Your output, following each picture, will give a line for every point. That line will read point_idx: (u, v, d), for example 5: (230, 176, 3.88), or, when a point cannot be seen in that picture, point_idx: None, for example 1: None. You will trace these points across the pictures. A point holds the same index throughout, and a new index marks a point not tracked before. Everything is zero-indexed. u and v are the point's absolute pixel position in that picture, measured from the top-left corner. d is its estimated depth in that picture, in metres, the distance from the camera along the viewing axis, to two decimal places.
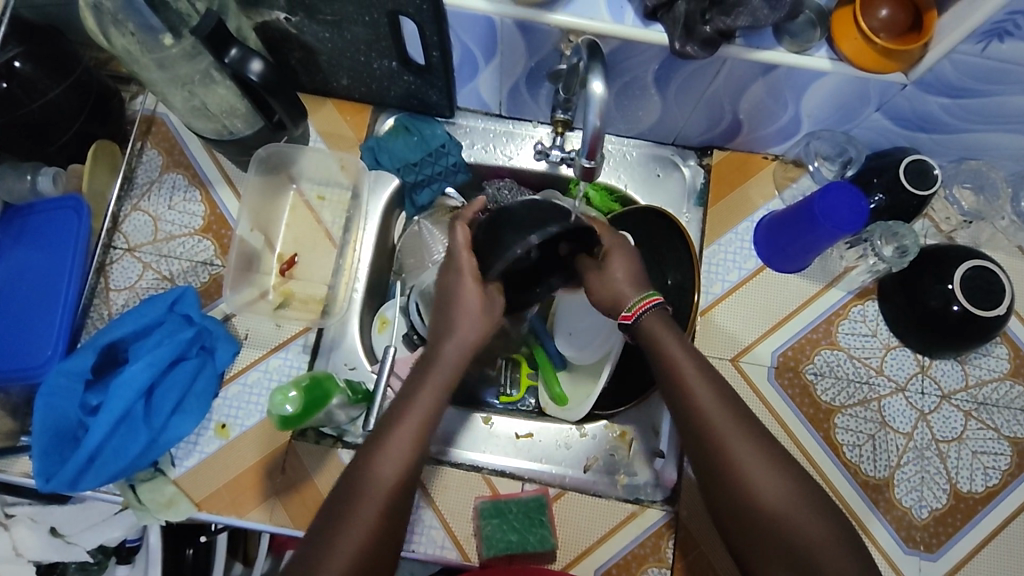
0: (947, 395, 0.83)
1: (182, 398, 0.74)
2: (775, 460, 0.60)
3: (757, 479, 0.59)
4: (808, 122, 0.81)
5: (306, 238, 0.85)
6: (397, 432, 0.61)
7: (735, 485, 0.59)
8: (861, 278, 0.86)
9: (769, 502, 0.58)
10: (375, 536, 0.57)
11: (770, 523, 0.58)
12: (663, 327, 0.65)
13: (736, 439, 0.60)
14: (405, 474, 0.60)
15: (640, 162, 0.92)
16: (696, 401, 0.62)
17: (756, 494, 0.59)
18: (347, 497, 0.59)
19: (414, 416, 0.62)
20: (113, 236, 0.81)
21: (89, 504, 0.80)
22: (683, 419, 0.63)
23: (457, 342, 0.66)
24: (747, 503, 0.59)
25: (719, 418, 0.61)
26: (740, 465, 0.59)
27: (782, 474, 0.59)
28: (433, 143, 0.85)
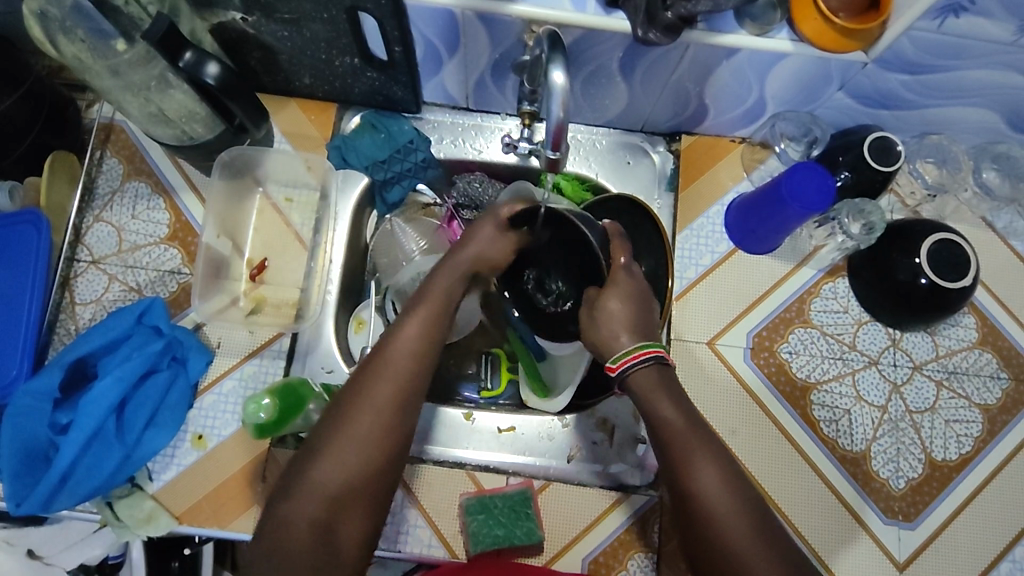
0: (918, 365, 0.84)
1: (154, 412, 0.73)
2: (761, 518, 0.55)
3: (738, 538, 0.53)
4: (773, 105, 0.82)
5: (276, 242, 0.84)
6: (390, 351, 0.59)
7: (713, 545, 0.54)
8: (830, 256, 0.87)
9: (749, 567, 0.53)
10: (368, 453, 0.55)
11: (724, 548, 0.54)
12: (656, 381, 0.60)
13: (716, 498, 0.55)
14: (406, 392, 0.57)
15: (610, 150, 0.91)
16: (676, 441, 0.57)
17: (736, 555, 0.53)
18: (339, 419, 0.56)
19: (411, 334, 0.60)
20: (76, 249, 0.79)
21: (66, 524, 0.78)
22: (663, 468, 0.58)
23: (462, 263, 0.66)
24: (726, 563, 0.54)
25: (686, 442, 0.57)
26: (721, 527, 0.54)
27: (768, 538, 0.54)
28: (400, 139, 0.84)
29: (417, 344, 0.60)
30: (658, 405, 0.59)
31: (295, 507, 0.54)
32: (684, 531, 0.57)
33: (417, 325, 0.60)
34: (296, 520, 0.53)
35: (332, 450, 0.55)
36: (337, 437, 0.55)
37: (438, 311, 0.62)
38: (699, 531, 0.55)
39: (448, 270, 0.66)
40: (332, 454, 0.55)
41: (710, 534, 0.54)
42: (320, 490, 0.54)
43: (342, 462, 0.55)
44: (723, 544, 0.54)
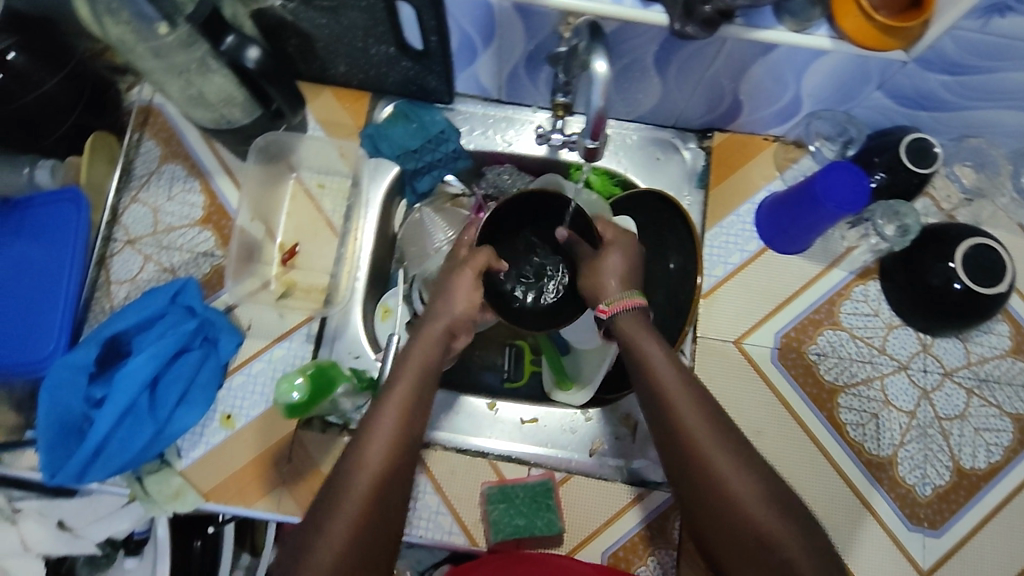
0: (949, 372, 0.83)
1: (186, 389, 0.74)
2: (764, 474, 0.57)
3: (718, 465, 0.57)
4: (809, 103, 0.81)
5: (307, 228, 0.85)
6: (367, 449, 0.57)
7: (720, 503, 0.56)
8: (862, 258, 0.86)
9: (756, 523, 0.55)
10: (352, 554, 0.54)
11: (708, 478, 0.57)
12: (637, 322, 0.65)
13: (720, 456, 0.57)
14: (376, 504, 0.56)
15: (641, 145, 0.91)
16: (658, 376, 0.61)
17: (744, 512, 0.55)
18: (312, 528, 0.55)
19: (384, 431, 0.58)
20: (113, 228, 0.81)
21: (96, 497, 0.80)
22: (664, 434, 0.60)
23: (450, 320, 0.66)
24: (735, 519, 0.56)
25: (666, 377, 0.61)
26: (727, 484, 0.56)
27: (771, 491, 0.56)
28: (432, 129, 0.84)
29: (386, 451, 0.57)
30: (658, 369, 0.61)
31: None
32: (691, 493, 0.59)
33: (391, 421, 0.59)
34: None
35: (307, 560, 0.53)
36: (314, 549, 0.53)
37: (411, 405, 0.60)
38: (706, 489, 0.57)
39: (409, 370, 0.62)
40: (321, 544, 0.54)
41: (717, 493, 0.56)
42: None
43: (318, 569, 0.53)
44: (731, 501, 0.56)
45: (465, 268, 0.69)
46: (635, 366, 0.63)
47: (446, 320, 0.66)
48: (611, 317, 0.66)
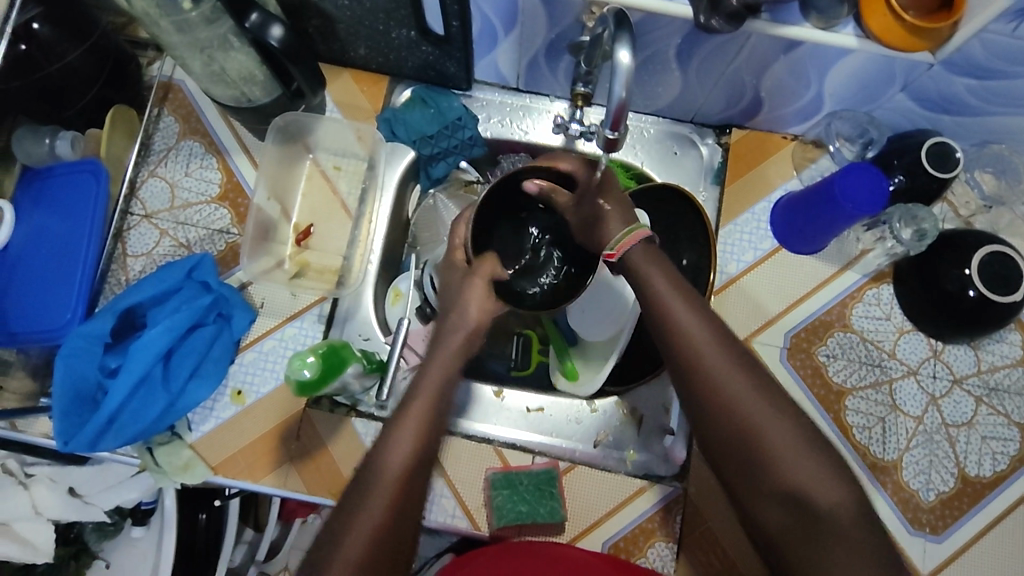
0: (958, 379, 0.83)
1: (198, 363, 0.75)
2: (791, 409, 0.54)
3: (742, 397, 0.54)
4: (830, 102, 0.80)
5: (321, 208, 0.85)
6: (384, 467, 0.56)
7: (735, 433, 0.54)
8: (877, 262, 0.85)
9: (773, 451, 0.52)
10: (375, 555, 0.52)
11: (733, 411, 0.54)
12: (648, 260, 0.62)
13: (733, 381, 0.55)
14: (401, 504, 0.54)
15: (657, 139, 0.91)
16: (673, 313, 0.58)
17: (763, 440, 0.53)
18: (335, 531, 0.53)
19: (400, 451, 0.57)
20: (130, 202, 0.81)
21: (107, 466, 0.82)
22: (676, 366, 0.57)
23: (469, 330, 0.68)
24: (751, 447, 0.53)
25: (682, 311, 0.58)
26: (741, 411, 0.54)
27: (786, 415, 0.54)
28: (450, 115, 0.84)
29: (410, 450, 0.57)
30: (669, 299, 0.59)
31: None
32: (707, 432, 0.56)
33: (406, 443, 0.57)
34: None
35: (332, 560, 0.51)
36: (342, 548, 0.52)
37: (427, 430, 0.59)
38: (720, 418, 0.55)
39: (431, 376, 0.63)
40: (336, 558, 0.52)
41: (735, 420, 0.54)
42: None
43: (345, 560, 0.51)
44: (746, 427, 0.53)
45: (476, 278, 0.72)
46: (648, 303, 0.60)
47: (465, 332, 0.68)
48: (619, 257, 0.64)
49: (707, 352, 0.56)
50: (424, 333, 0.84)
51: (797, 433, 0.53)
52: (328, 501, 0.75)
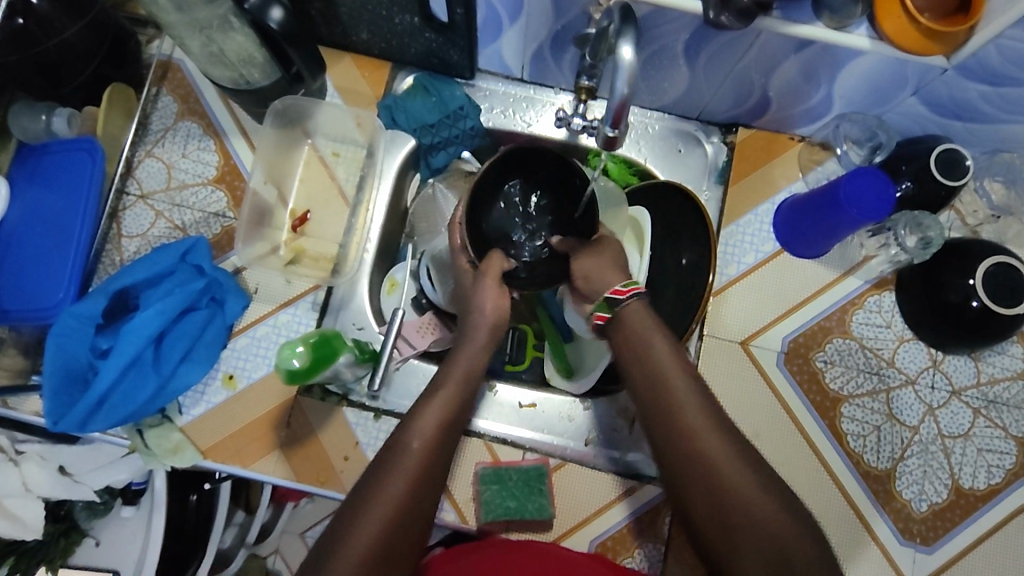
0: (957, 391, 0.82)
1: (190, 347, 0.75)
2: (743, 446, 0.59)
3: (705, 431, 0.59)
4: (839, 104, 0.79)
5: (318, 195, 0.84)
6: (385, 479, 0.58)
7: (708, 476, 0.58)
8: (879, 268, 0.84)
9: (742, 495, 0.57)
10: (387, 540, 0.56)
11: (696, 443, 0.59)
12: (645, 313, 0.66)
13: (709, 427, 0.60)
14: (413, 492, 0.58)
15: (662, 135, 0.89)
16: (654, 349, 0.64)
17: (733, 487, 0.57)
18: (351, 516, 0.57)
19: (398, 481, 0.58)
20: (127, 181, 0.81)
21: (98, 445, 0.82)
22: (654, 403, 0.62)
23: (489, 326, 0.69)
24: (721, 490, 0.57)
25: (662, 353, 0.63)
26: (713, 456, 0.58)
27: (755, 465, 0.58)
28: (451, 105, 0.83)
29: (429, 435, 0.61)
30: (655, 347, 0.64)
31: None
32: (675, 460, 0.60)
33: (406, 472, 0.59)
34: None
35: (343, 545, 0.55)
36: (358, 526, 0.56)
37: (429, 458, 0.60)
38: (695, 462, 0.59)
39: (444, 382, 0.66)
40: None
41: (708, 464, 0.58)
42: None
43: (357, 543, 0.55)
44: (717, 471, 0.58)
45: (488, 278, 0.69)
46: (631, 343, 0.65)
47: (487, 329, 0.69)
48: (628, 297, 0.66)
49: (681, 389, 0.61)
50: (420, 324, 0.83)
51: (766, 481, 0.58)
52: (316, 489, 0.75)
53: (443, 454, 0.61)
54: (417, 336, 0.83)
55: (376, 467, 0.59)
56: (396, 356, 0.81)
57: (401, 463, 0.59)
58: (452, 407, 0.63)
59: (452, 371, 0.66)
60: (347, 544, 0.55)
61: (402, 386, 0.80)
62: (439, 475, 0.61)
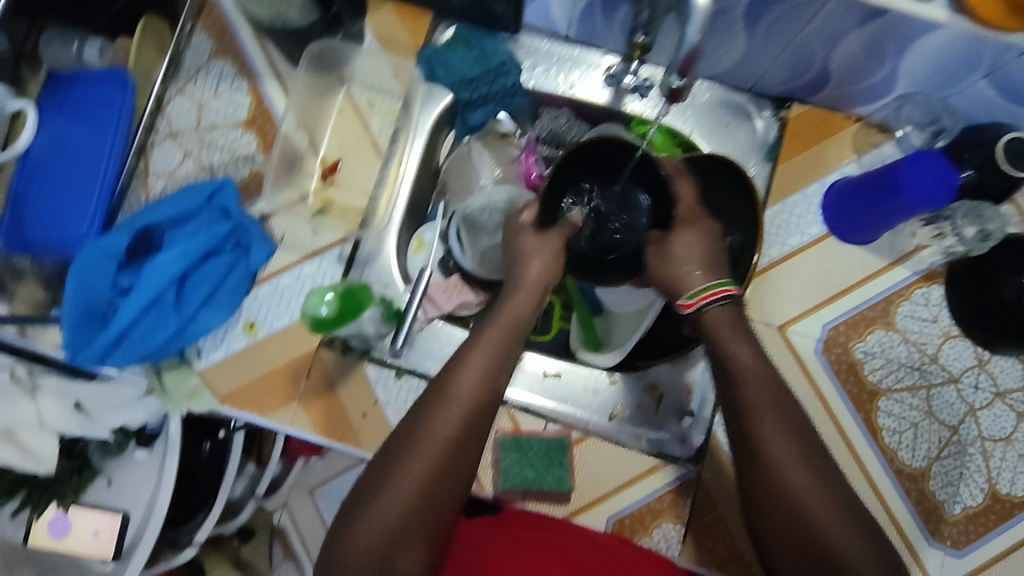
0: (1001, 393, 0.78)
1: (212, 291, 0.73)
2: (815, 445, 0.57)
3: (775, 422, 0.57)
4: (903, 82, 0.74)
5: (351, 144, 0.82)
6: (424, 447, 0.57)
7: (769, 470, 0.56)
8: (930, 259, 0.80)
9: (800, 498, 0.55)
10: (422, 505, 0.56)
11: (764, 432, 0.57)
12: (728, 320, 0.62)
13: (772, 420, 0.58)
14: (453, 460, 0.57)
15: (711, 106, 0.85)
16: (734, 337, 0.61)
17: (792, 489, 0.56)
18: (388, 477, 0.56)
19: (436, 433, 0.57)
20: (156, 119, 0.78)
21: (114, 385, 0.81)
22: (728, 384, 0.60)
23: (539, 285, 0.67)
24: (779, 488, 0.56)
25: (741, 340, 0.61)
26: (777, 452, 0.56)
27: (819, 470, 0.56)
28: (493, 59, 0.80)
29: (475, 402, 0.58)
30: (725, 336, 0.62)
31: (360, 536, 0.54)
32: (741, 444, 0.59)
33: (444, 425, 0.57)
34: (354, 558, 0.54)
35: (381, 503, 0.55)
36: (391, 488, 0.55)
37: (471, 411, 0.58)
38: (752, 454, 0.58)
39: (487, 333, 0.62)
40: (361, 529, 0.55)
41: (771, 462, 0.57)
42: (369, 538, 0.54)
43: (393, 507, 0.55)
44: (775, 469, 0.56)
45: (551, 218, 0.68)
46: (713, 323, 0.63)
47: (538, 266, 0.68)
48: (693, 311, 0.64)
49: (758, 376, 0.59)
50: (447, 285, 0.81)
51: (825, 487, 0.56)
52: (333, 443, 0.74)
53: (486, 404, 0.59)
54: (444, 297, 0.81)
55: (414, 418, 0.58)
56: (422, 316, 0.79)
57: (441, 414, 0.58)
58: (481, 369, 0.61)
59: (503, 316, 0.64)
60: (382, 505, 0.55)
61: (425, 346, 0.78)
62: (483, 426, 0.59)
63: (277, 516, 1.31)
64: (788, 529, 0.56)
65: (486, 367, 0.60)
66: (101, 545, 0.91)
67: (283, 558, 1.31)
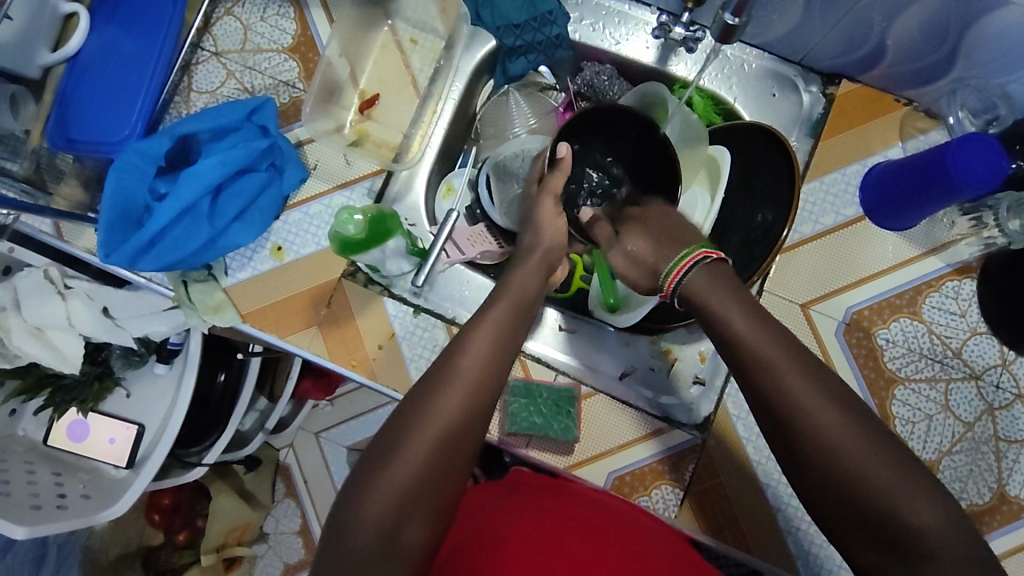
0: (1023, 395, 0.76)
1: (245, 207, 0.74)
2: (833, 390, 0.53)
3: (790, 384, 0.53)
4: (962, 64, 0.72)
5: (391, 80, 0.83)
6: (446, 388, 0.57)
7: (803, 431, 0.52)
8: (968, 252, 0.78)
9: (859, 481, 0.50)
10: (444, 452, 0.55)
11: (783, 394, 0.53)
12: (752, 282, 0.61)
13: (813, 401, 0.52)
14: (472, 405, 0.57)
15: (758, 76, 0.83)
16: (733, 303, 0.58)
17: (834, 450, 0.51)
18: (409, 420, 0.56)
19: (448, 408, 0.56)
20: (203, 37, 0.79)
21: (142, 295, 0.83)
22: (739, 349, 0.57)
23: (543, 253, 0.69)
24: (848, 480, 0.50)
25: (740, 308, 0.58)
26: (803, 411, 0.52)
27: (849, 412, 0.52)
28: (540, 7, 0.77)
29: (491, 347, 0.59)
30: (751, 322, 0.57)
31: (384, 482, 0.53)
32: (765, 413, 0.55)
33: (454, 404, 0.56)
34: (377, 504, 0.53)
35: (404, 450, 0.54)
36: (414, 432, 0.55)
37: (482, 380, 0.58)
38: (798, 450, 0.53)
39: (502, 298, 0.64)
40: (369, 499, 0.53)
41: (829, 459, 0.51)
42: (393, 486, 0.53)
43: (415, 452, 0.54)
44: (839, 461, 0.51)
45: (545, 195, 0.72)
46: (723, 292, 0.59)
47: (542, 252, 0.69)
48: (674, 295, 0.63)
49: (760, 336, 0.56)
50: (470, 232, 0.81)
51: (891, 459, 0.50)
52: (346, 372, 0.75)
53: (494, 385, 0.58)
54: (467, 244, 0.80)
55: (438, 370, 0.58)
56: (444, 257, 0.79)
57: (451, 391, 0.57)
58: (503, 315, 0.62)
59: (507, 288, 0.65)
60: (404, 451, 0.54)
61: (445, 286, 0.78)
62: (501, 371, 0.59)
63: (283, 454, 1.34)
64: (863, 525, 0.51)
65: (494, 341, 0.60)
66: (115, 453, 0.94)
67: (284, 496, 1.34)
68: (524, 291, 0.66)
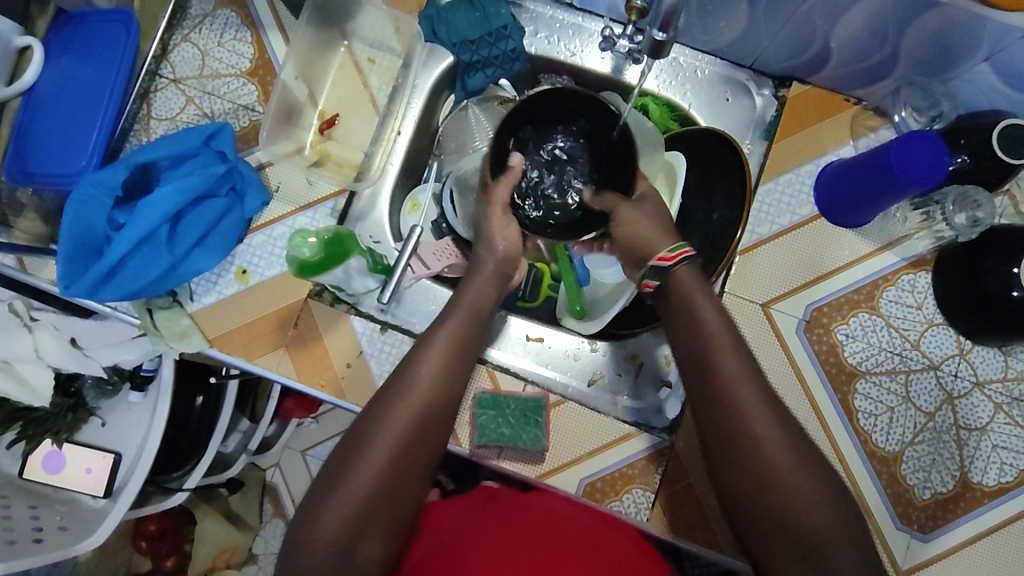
0: (980, 382, 0.78)
1: (206, 233, 0.74)
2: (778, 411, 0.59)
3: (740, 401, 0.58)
4: (905, 63, 0.74)
5: (350, 99, 0.84)
6: (395, 406, 0.59)
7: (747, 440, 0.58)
8: (921, 246, 0.80)
9: (801, 508, 0.56)
10: (395, 468, 0.57)
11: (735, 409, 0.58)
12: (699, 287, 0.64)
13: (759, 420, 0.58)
14: (420, 421, 0.59)
15: (711, 81, 0.85)
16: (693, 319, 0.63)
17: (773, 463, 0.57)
18: (360, 439, 0.58)
19: (397, 425, 0.58)
20: (161, 64, 0.80)
21: (108, 324, 0.84)
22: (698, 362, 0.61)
23: (497, 263, 0.70)
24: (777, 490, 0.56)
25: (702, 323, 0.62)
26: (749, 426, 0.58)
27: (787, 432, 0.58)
28: (495, 23, 0.79)
29: (441, 364, 0.62)
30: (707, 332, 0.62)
31: (336, 503, 0.55)
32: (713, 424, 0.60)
33: (402, 422, 0.58)
34: (329, 523, 0.55)
35: (355, 470, 0.56)
36: (366, 450, 0.57)
37: (433, 399, 0.60)
38: (751, 483, 0.58)
39: (453, 313, 0.66)
40: (322, 517, 0.55)
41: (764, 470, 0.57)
42: (344, 505, 0.55)
43: (366, 471, 0.56)
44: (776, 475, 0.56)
45: (493, 206, 0.71)
46: (683, 314, 0.63)
47: (492, 263, 0.70)
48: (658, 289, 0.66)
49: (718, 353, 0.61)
50: (436, 247, 0.81)
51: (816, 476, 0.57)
52: (317, 392, 0.75)
53: (442, 402, 0.61)
54: (432, 258, 0.81)
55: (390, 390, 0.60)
56: (410, 273, 0.79)
57: (399, 409, 0.59)
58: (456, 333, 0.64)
59: (457, 302, 0.67)
60: (356, 469, 0.56)
61: (412, 302, 0.79)
62: (450, 387, 0.62)
63: (270, 474, 1.34)
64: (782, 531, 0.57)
65: (445, 355, 0.62)
66: (92, 483, 0.94)
67: (273, 515, 1.33)
68: (479, 305, 0.67)
